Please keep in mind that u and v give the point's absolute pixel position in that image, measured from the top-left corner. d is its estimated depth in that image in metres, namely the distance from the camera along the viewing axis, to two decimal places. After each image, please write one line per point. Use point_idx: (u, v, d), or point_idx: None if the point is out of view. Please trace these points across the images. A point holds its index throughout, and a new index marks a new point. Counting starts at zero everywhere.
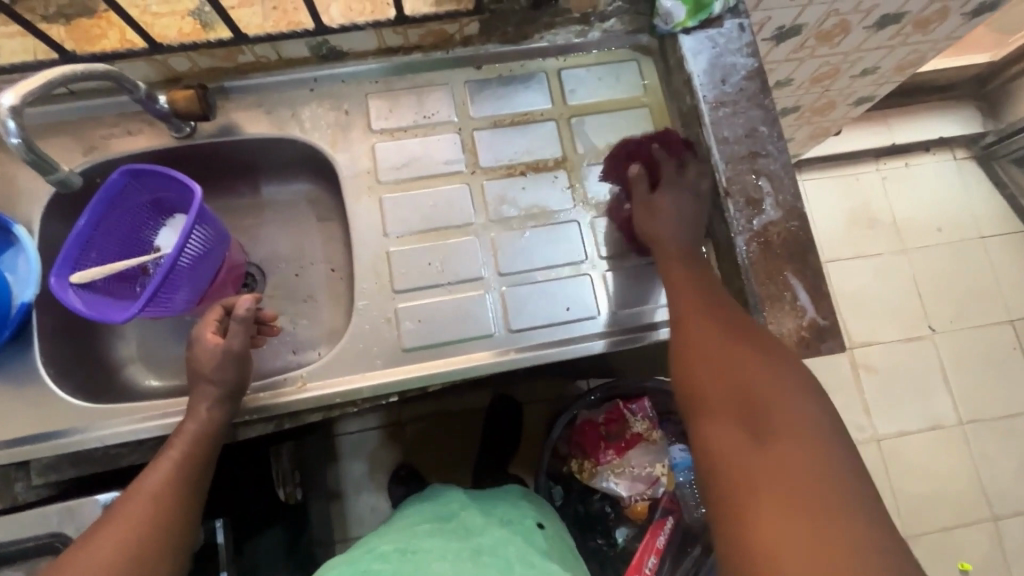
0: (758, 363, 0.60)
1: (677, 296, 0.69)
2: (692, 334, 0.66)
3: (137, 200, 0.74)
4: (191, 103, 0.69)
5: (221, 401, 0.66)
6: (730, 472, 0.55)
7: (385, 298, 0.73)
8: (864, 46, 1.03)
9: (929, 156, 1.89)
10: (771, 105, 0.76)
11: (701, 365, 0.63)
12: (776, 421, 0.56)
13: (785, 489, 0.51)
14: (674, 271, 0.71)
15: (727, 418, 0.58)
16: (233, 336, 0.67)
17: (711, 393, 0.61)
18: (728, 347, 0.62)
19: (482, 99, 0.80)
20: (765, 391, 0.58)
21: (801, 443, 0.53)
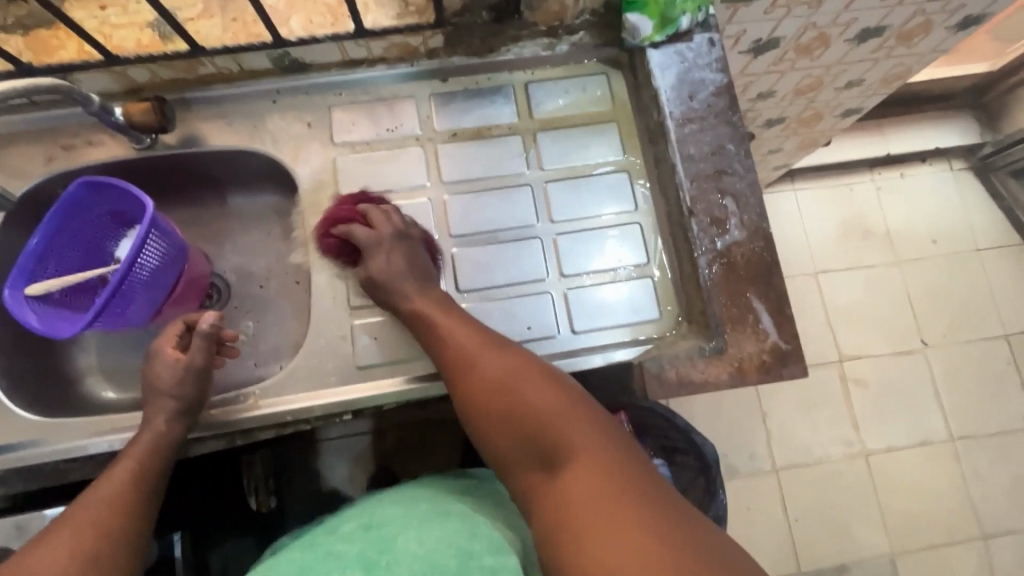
0: (534, 387, 0.60)
1: (448, 333, 0.67)
2: (483, 372, 0.63)
3: (95, 211, 0.73)
4: (148, 116, 0.69)
5: (178, 416, 0.67)
6: (544, 505, 0.54)
7: (342, 315, 0.72)
8: (846, 59, 1.01)
9: (925, 167, 1.86)
10: (739, 122, 0.75)
11: (492, 406, 0.61)
12: (568, 442, 0.55)
13: (592, 511, 0.50)
14: (438, 314, 0.68)
15: (522, 449, 0.58)
16: (194, 353, 0.69)
17: (508, 432, 0.60)
18: (521, 371, 0.62)
19: (446, 113, 0.79)
20: (546, 419, 0.58)
21: (592, 452, 0.54)
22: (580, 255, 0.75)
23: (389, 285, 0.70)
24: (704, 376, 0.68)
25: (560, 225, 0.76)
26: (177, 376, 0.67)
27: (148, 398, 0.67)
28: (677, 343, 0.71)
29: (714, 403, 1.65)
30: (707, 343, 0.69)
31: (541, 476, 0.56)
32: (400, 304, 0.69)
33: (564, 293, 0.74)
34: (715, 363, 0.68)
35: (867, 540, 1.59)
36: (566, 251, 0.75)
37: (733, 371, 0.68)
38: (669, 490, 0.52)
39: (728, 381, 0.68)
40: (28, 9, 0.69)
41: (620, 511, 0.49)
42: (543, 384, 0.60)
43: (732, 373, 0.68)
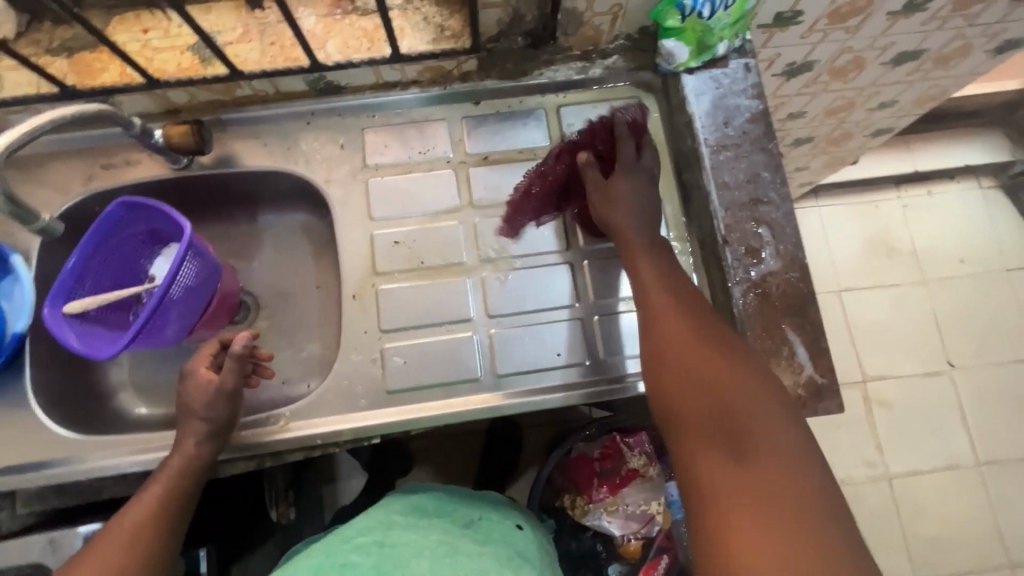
0: (719, 366, 0.56)
1: (637, 268, 0.66)
2: (662, 323, 0.61)
3: (132, 230, 0.75)
4: (186, 138, 0.70)
5: (208, 439, 0.65)
6: (711, 490, 0.50)
7: (371, 338, 0.72)
8: (880, 81, 1.00)
9: (953, 184, 1.82)
10: (775, 149, 0.74)
11: (667, 365, 0.58)
12: (754, 424, 0.52)
13: (758, 502, 0.48)
14: (632, 241, 0.68)
15: (704, 419, 0.54)
16: (227, 373, 0.66)
17: (692, 393, 0.55)
18: (707, 359, 0.56)
19: (478, 136, 0.79)
20: (726, 395, 0.54)
21: (782, 446, 0.51)
22: (611, 282, 0.75)
23: (613, 203, 0.69)
24: None
25: (592, 251, 0.76)
26: (207, 396, 0.65)
27: (182, 418, 0.65)
28: None
29: None
30: None
31: (718, 453, 0.52)
32: (623, 236, 0.68)
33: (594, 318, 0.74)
34: None
35: (890, 564, 1.56)
36: (597, 277, 0.75)
37: None
38: (839, 506, 0.48)
39: None
40: (74, 33, 0.71)
41: (792, 512, 0.47)
42: (721, 361, 0.56)
43: None
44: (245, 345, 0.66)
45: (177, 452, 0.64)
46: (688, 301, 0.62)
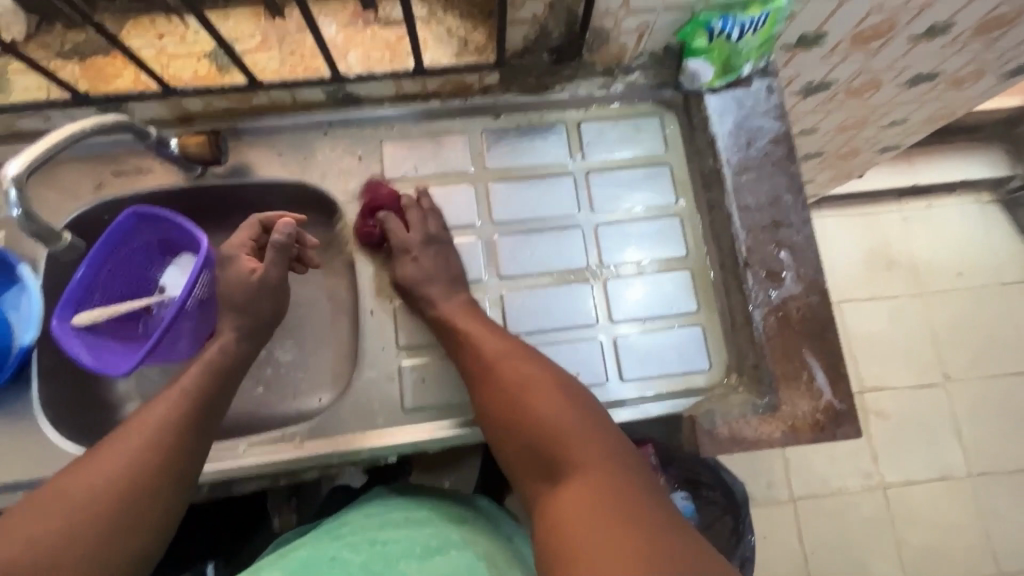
0: (551, 396, 0.61)
1: (473, 338, 0.67)
2: (478, 352, 0.66)
3: (144, 240, 0.73)
4: (202, 148, 0.68)
5: (247, 338, 0.68)
6: (544, 517, 0.54)
7: (388, 354, 0.72)
8: (894, 101, 1.00)
9: (951, 198, 1.85)
10: (797, 172, 0.74)
11: (500, 404, 0.63)
12: (574, 451, 0.57)
13: (592, 522, 0.50)
14: (468, 326, 0.68)
15: (523, 450, 0.60)
16: (270, 263, 0.68)
17: (521, 430, 0.61)
18: (543, 378, 0.63)
19: (498, 151, 0.78)
20: (566, 428, 0.58)
21: (599, 469, 0.55)
22: (630, 302, 0.75)
23: (411, 291, 0.71)
24: (757, 433, 0.67)
25: (611, 271, 0.76)
26: (230, 360, 0.67)
27: (169, 384, 0.63)
28: (727, 396, 0.70)
29: None
30: (759, 400, 0.68)
31: (545, 485, 0.58)
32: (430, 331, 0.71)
33: (613, 337, 0.74)
34: (769, 421, 0.67)
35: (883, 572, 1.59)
36: (616, 296, 0.75)
37: (786, 429, 0.67)
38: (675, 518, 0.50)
39: (782, 440, 0.67)
40: (86, 37, 0.69)
41: (622, 529, 0.49)
42: (538, 387, 0.62)
43: (785, 431, 0.67)
44: (288, 233, 0.67)
45: (136, 425, 0.59)
46: (518, 352, 0.66)
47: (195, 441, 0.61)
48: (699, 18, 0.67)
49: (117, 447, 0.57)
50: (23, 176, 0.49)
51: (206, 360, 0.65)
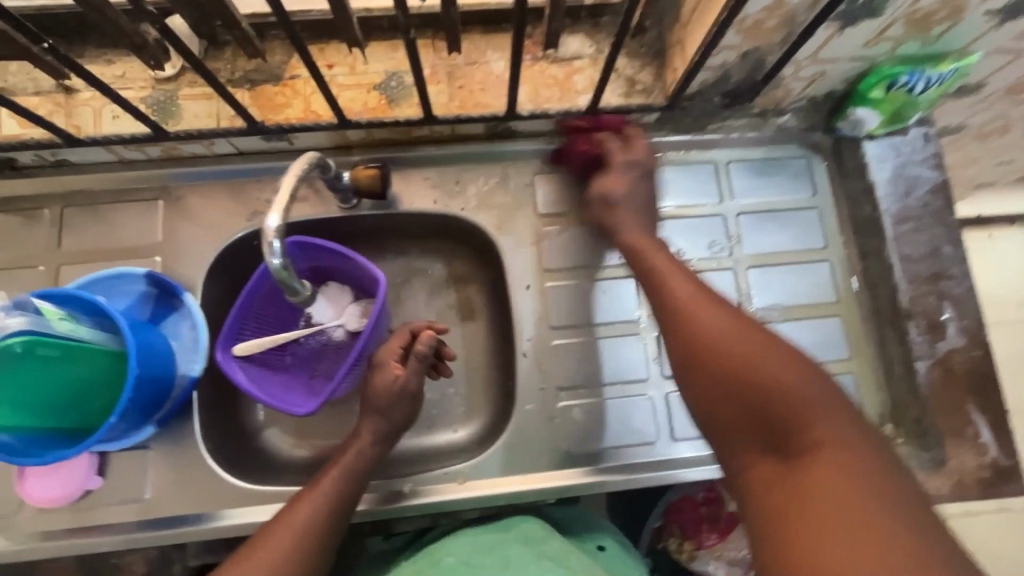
0: (776, 353, 0.47)
1: (659, 283, 0.58)
2: (664, 300, 0.57)
3: (297, 267, 0.73)
4: (374, 181, 0.68)
5: (383, 439, 0.66)
6: (773, 492, 0.43)
7: (547, 395, 0.71)
8: (1014, 143, 1.00)
9: (1015, 229, 1.84)
10: (955, 223, 0.74)
11: (687, 353, 0.51)
12: (804, 427, 0.44)
13: (847, 521, 0.38)
14: (648, 257, 0.62)
15: (737, 411, 0.47)
16: (412, 370, 0.66)
17: (718, 381, 0.49)
18: (766, 343, 0.48)
19: (649, 189, 0.77)
20: (778, 391, 0.46)
21: (844, 456, 0.41)
22: (784, 347, 0.74)
23: (608, 216, 0.66)
24: (924, 487, 0.67)
25: (763, 314, 0.75)
26: (366, 462, 0.65)
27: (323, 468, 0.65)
28: (888, 448, 0.70)
29: None
30: (924, 454, 0.68)
31: (763, 461, 0.45)
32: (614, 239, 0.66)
33: None
34: (935, 475, 0.67)
35: None
36: None
37: (952, 484, 0.67)
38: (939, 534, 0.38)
39: (947, 495, 0.67)
40: (258, 64, 0.68)
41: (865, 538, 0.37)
42: (743, 334, 0.50)
43: (951, 487, 0.67)
44: (430, 345, 0.66)
45: (282, 526, 0.58)
46: (704, 304, 0.54)
47: (326, 552, 0.59)
48: (885, 70, 0.67)
49: (260, 550, 0.55)
50: (281, 228, 0.53)
51: (341, 463, 0.64)
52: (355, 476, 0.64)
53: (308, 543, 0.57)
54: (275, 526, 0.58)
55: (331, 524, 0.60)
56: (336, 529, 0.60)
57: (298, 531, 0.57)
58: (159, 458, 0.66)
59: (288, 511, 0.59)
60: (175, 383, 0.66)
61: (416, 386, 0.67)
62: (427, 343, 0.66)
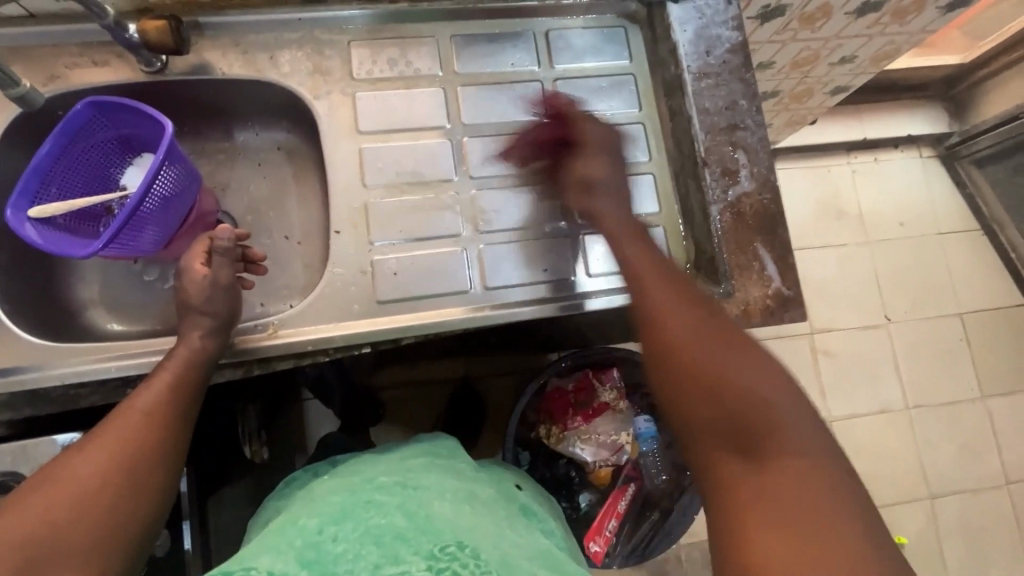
0: (707, 352, 0.54)
1: (639, 288, 0.61)
2: (650, 303, 0.59)
3: (102, 134, 0.71)
4: (163, 35, 0.67)
5: (215, 332, 0.65)
6: (740, 492, 0.48)
7: (361, 252, 0.73)
8: (843, 33, 1.06)
9: (897, 153, 1.95)
10: (751, 79, 0.78)
11: (683, 366, 0.54)
12: (772, 424, 0.49)
13: (798, 519, 0.45)
14: (627, 248, 0.65)
15: (715, 425, 0.51)
16: (219, 267, 0.67)
17: (700, 391, 0.52)
18: (704, 340, 0.54)
19: (468, 55, 0.79)
20: (748, 396, 0.51)
21: (812, 451, 0.49)
22: None
23: (601, 192, 0.70)
24: None
25: None
26: (199, 354, 0.64)
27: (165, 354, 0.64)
28: None
29: None
30: (716, 287, 0.73)
31: (734, 463, 0.50)
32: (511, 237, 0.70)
33: (579, 236, 0.76)
34: (723, 305, 0.72)
35: None
36: None
37: (739, 313, 0.72)
38: (839, 489, 0.47)
39: (734, 323, 0.72)
40: None
41: (823, 524, 0.44)
42: (728, 349, 0.54)
43: (738, 315, 0.72)
44: (227, 238, 0.67)
45: (129, 410, 0.58)
46: (673, 304, 0.58)
47: (181, 429, 0.61)
48: None
49: (107, 435, 0.56)
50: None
51: (174, 356, 0.63)
52: (198, 363, 0.64)
53: (160, 421, 0.59)
54: (120, 412, 0.58)
55: (185, 404, 0.62)
56: (190, 410, 0.62)
57: (146, 416, 0.58)
58: None
59: (134, 399, 0.59)
60: None
61: (228, 280, 0.67)
62: (227, 236, 0.67)
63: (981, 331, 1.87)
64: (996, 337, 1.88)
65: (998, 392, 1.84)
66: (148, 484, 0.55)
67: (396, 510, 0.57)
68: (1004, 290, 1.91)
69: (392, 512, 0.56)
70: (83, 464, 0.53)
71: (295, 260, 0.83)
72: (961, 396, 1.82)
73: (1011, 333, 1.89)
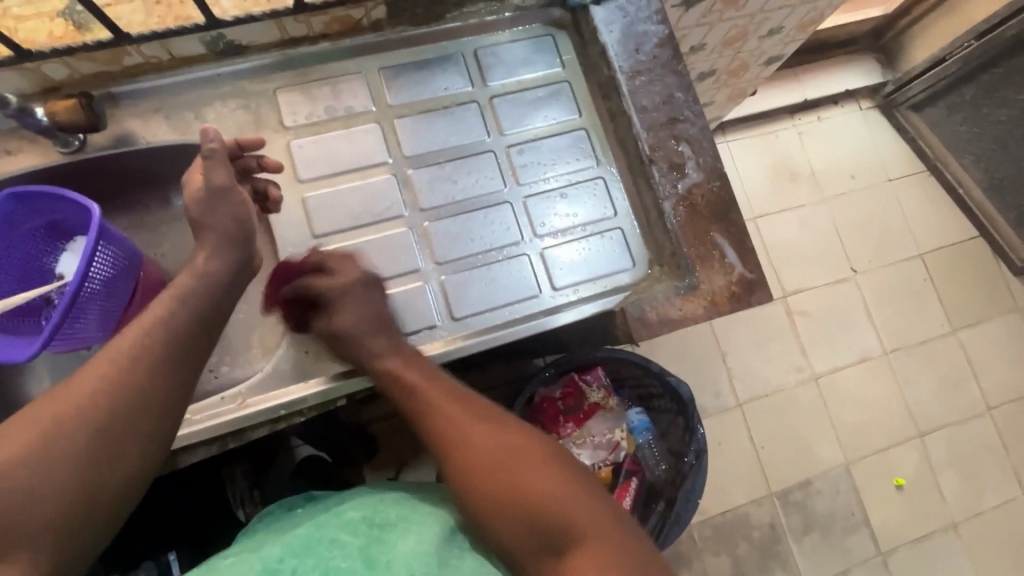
0: (533, 457, 0.59)
1: (426, 402, 0.64)
2: (431, 416, 0.63)
3: (28, 225, 0.67)
4: (75, 113, 0.64)
5: (216, 249, 0.61)
6: None
7: (320, 303, 0.71)
8: (767, 7, 1.08)
9: (838, 109, 2.00)
10: (684, 70, 0.78)
11: (472, 474, 0.59)
12: (582, 523, 0.54)
13: None
14: (409, 374, 0.66)
15: (513, 529, 0.55)
16: (213, 169, 0.62)
17: (482, 483, 0.58)
18: (514, 447, 0.60)
19: (399, 86, 0.77)
20: (559, 501, 0.56)
21: (604, 538, 0.53)
22: (551, 215, 0.77)
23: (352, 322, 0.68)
24: (681, 312, 0.72)
25: (529, 188, 0.78)
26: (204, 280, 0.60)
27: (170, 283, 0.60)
28: (654, 286, 0.75)
29: (677, 354, 1.71)
30: (681, 282, 0.73)
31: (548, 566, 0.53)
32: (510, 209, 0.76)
33: (540, 252, 0.76)
34: (691, 299, 0.72)
35: (824, 454, 1.74)
36: (537, 213, 0.77)
37: (707, 305, 0.72)
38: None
39: (704, 315, 0.72)
40: None
41: None
42: (513, 442, 0.60)
43: (706, 306, 0.72)
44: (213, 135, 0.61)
45: (137, 325, 0.56)
46: (473, 419, 0.63)
47: (193, 342, 0.58)
48: None
49: (114, 351, 0.53)
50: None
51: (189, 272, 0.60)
52: (184, 305, 0.58)
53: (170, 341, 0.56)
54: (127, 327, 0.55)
55: (175, 343, 0.56)
56: (181, 349, 0.56)
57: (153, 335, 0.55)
58: None
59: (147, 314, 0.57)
60: None
61: (221, 180, 0.62)
62: (214, 139, 0.61)
63: (942, 267, 1.94)
64: (957, 271, 1.95)
65: (967, 323, 1.91)
66: (149, 410, 0.53)
67: (358, 554, 0.57)
68: (957, 225, 1.98)
69: (351, 558, 0.57)
70: (93, 375, 0.51)
71: (253, 317, 0.80)
72: (934, 333, 1.88)
73: (970, 264, 1.96)
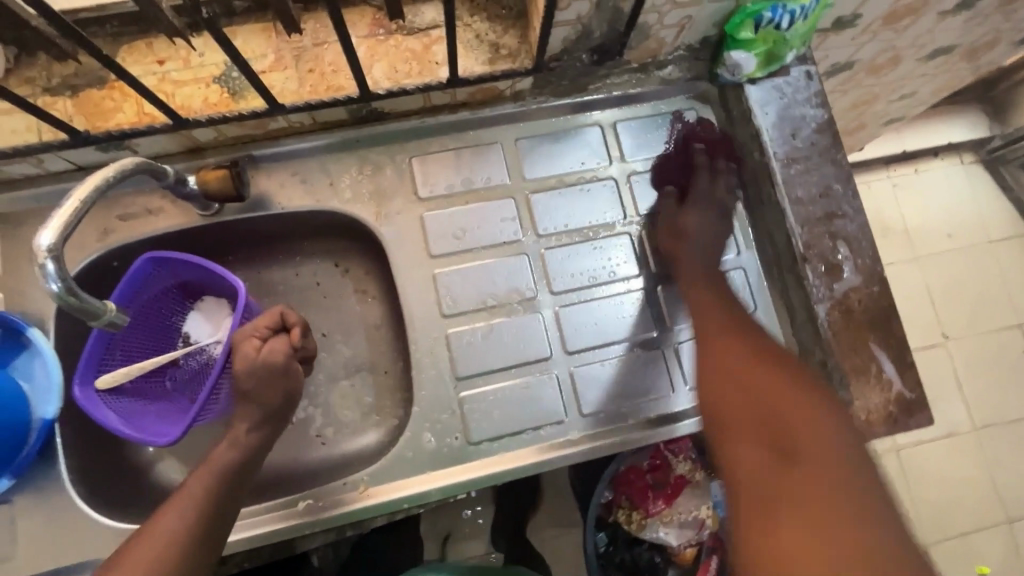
0: (797, 402, 0.56)
1: (699, 314, 0.67)
2: (714, 341, 0.64)
3: (163, 287, 0.67)
4: (225, 183, 0.64)
5: (262, 425, 0.61)
6: (762, 484, 0.52)
7: (444, 388, 0.68)
8: (909, 75, 1.00)
9: (938, 161, 1.88)
10: (843, 160, 0.72)
11: (734, 394, 0.59)
12: (830, 456, 0.52)
13: (817, 503, 0.49)
14: (712, 308, 0.67)
15: (762, 452, 0.54)
16: (276, 350, 0.61)
17: (737, 420, 0.58)
18: (768, 382, 0.59)
19: (535, 158, 0.74)
20: (800, 432, 0.54)
21: (834, 475, 0.51)
22: (687, 307, 0.72)
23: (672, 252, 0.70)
24: None
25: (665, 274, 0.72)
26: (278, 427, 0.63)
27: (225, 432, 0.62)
28: None
29: None
30: (832, 397, 0.68)
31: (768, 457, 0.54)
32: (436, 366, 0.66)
33: (674, 347, 0.71)
34: (843, 417, 0.67)
35: None
36: (673, 303, 0.72)
37: (860, 424, 0.67)
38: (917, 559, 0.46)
39: (857, 435, 0.67)
40: (75, 66, 0.62)
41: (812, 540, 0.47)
42: (763, 375, 0.59)
43: (860, 426, 0.67)
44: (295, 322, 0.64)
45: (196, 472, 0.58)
46: (732, 349, 0.63)
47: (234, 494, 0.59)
48: (750, 8, 0.64)
49: (177, 502, 0.56)
50: (58, 245, 0.46)
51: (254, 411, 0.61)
52: (208, 506, 0.56)
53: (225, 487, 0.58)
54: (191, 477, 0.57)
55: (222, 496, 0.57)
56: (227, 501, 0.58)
57: (210, 483, 0.57)
58: (22, 506, 0.61)
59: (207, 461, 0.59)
60: (27, 428, 0.60)
61: (281, 362, 0.61)
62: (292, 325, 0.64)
63: None
64: None
65: None
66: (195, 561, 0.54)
67: None
68: None
69: None
70: (159, 527, 0.54)
71: (363, 385, 0.76)
72: None
73: None
